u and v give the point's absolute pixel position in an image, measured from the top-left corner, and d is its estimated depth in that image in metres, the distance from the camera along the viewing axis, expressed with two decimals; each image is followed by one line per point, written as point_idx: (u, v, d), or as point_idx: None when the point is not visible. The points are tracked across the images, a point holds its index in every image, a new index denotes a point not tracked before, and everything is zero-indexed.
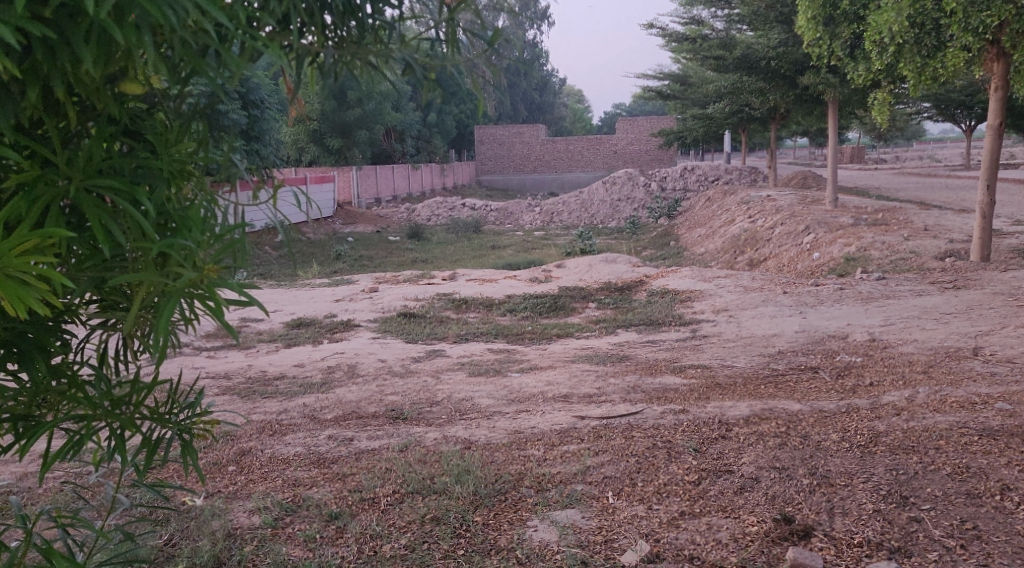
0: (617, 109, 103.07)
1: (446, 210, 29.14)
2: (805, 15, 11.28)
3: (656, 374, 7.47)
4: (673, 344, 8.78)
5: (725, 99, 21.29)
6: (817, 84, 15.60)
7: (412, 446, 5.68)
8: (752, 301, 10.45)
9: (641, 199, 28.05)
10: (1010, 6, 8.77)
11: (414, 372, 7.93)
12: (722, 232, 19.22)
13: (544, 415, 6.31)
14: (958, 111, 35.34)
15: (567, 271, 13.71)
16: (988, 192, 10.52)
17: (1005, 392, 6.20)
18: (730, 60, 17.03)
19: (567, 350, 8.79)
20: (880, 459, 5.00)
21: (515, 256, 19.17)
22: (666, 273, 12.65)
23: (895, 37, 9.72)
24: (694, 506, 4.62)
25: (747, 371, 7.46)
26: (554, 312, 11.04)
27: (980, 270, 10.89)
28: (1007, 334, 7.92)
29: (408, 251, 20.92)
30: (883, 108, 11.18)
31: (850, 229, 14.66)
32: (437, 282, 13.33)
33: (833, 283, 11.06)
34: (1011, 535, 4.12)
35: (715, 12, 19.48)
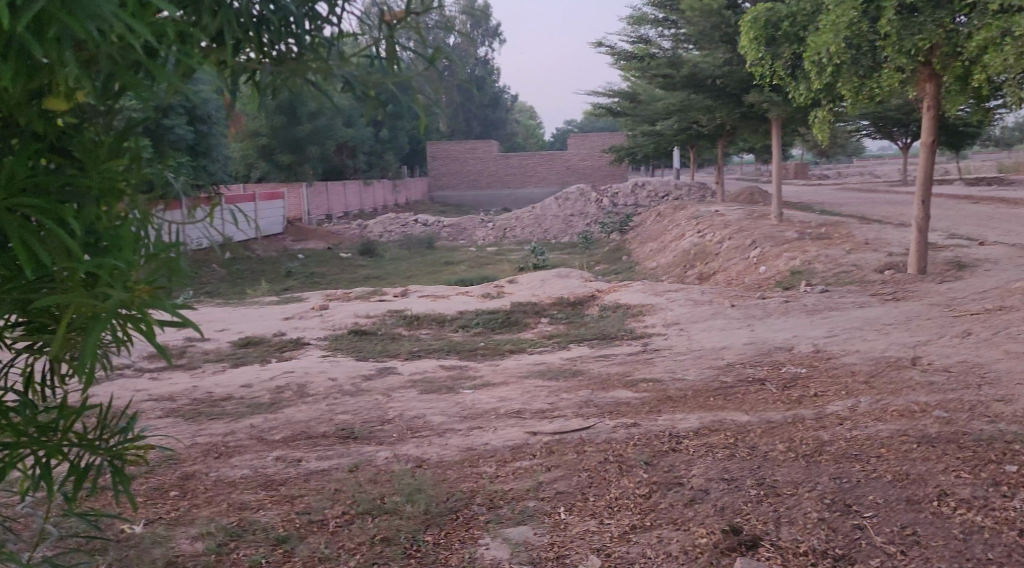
0: (569, 125, 104.21)
1: (398, 226, 28.99)
2: (748, 36, 11.82)
3: (608, 389, 7.50)
4: (625, 358, 8.82)
5: (674, 116, 21.64)
6: (761, 102, 15.94)
7: (363, 465, 5.63)
8: (702, 315, 10.57)
9: (594, 214, 28.23)
10: (942, 30, 9.05)
11: (366, 391, 7.84)
12: (673, 247, 19.44)
13: (497, 431, 6.28)
14: (896, 129, 36.31)
15: (519, 287, 13.72)
16: (924, 207, 10.78)
17: (942, 400, 6.35)
18: (678, 78, 17.32)
19: (520, 365, 8.79)
20: (825, 468, 5.08)
21: (469, 272, 19.15)
22: (618, 288, 12.73)
23: (833, 58, 9.98)
24: (645, 519, 4.65)
25: (698, 384, 7.53)
26: (507, 328, 11.04)
27: (917, 283, 11.19)
28: (944, 344, 8.13)
29: (361, 269, 20.77)
30: (824, 126, 11.42)
31: (796, 243, 14.95)
32: (389, 299, 13.23)
33: (780, 296, 11.25)
34: (948, 539, 4.23)
35: (662, 31, 19.81)
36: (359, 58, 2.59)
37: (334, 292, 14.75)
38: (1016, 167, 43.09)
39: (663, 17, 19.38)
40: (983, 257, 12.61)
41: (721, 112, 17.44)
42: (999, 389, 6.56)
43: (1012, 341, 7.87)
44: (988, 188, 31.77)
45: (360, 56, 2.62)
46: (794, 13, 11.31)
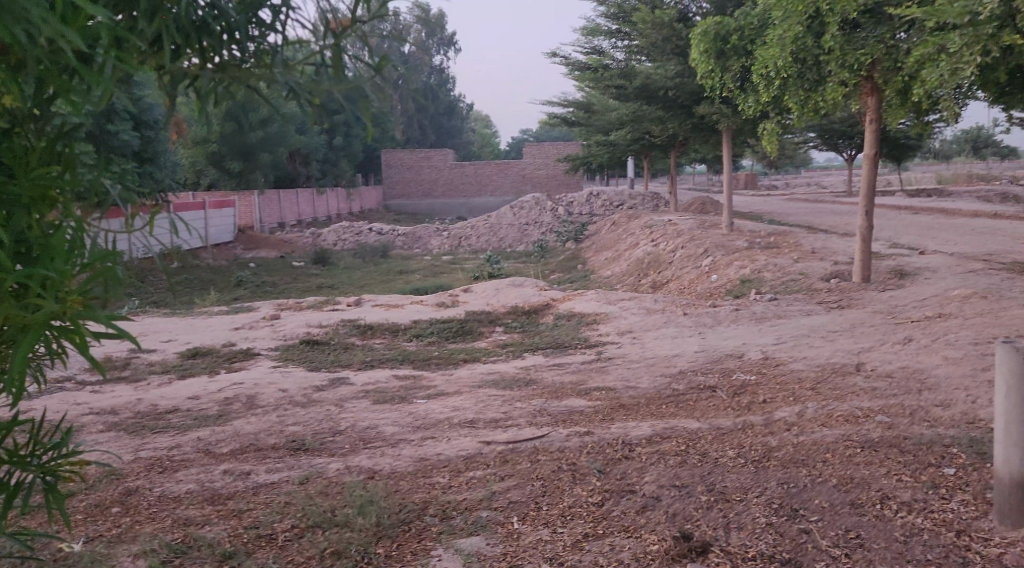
0: (525, 134, 104.64)
1: (351, 234, 28.75)
2: (698, 48, 11.91)
3: (562, 397, 7.50)
4: (579, 367, 8.82)
5: (627, 126, 21.77)
6: (711, 114, 16.15)
7: (313, 478, 5.54)
8: (655, 324, 10.63)
9: (549, 222, 28.25)
10: (882, 46, 9.28)
11: (317, 402, 7.73)
12: (626, 256, 19.57)
13: (451, 441, 6.22)
14: (841, 142, 36.96)
15: (474, 296, 13.66)
16: (868, 217, 10.99)
17: (885, 405, 6.47)
18: (631, 89, 17.46)
19: (474, 374, 8.75)
20: (773, 473, 5.14)
21: (423, 281, 19.03)
22: (572, 296, 12.76)
23: (780, 71, 10.17)
24: (597, 527, 4.64)
25: (650, 392, 7.57)
26: (461, 337, 11.00)
27: (861, 291, 11.41)
28: (886, 351, 8.30)
29: (313, 278, 20.55)
30: (772, 137, 11.60)
31: (746, 252, 15.14)
32: (342, 309, 13.09)
33: (730, 304, 11.38)
34: (890, 541, 4.32)
35: (615, 43, 19.94)
36: (305, 65, 2.62)
37: (286, 301, 14.56)
38: (957, 179, 44.19)
39: (616, 29, 19.51)
40: (924, 266, 12.92)
41: (672, 123, 17.64)
42: (938, 394, 6.70)
43: (951, 348, 8.05)
44: (930, 199, 32.54)
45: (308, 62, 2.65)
46: (743, 26, 11.53)
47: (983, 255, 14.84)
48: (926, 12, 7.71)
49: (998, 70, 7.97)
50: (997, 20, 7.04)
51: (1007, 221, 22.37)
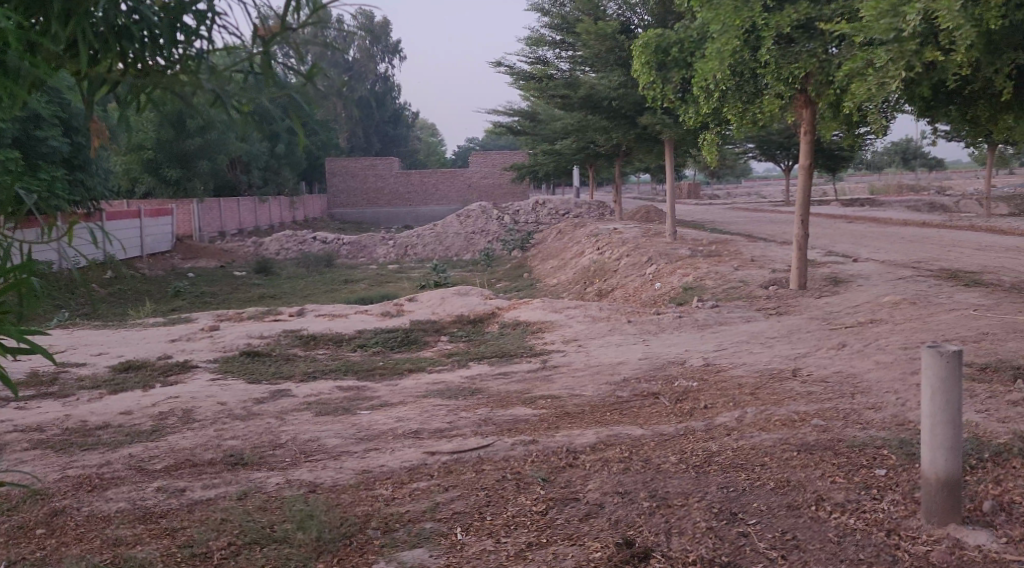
0: (470, 143, 104.83)
1: (295, 243, 28.37)
2: (639, 60, 11.95)
3: (507, 406, 7.47)
4: (524, 376, 8.81)
5: (571, 136, 21.88)
6: (654, 124, 16.36)
7: (252, 493, 5.44)
8: (599, 332, 10.69)
9: (495, 231, 28.23)
10: (815, 59, 9.53)
11: (258, 415, 7.59)
12: (572, 264, 19.68)
13: (395, 452, 6.16)
14: (779, 152, 37.73)
15: (419, 305, 13.56)
16: (803, 226, 11.22)
17: (821, 409, 6.61)
18: (576, 98, 17.59)
19: (419, 384, 8.67)
20: (714, 478, 5.20)
21: (368, 290, 18.86)
22: (517, 305, 12.76)
23: (719, 84, 10.34)
24: (541, 536, 4.64)
25: (594, 399, 7.60)
26: (406, 346, 10.92)
27: (799, 297, 11.64)
28: (822, 355, 8.48)
29: (255, 288, 20.23)
30: (712, 148, 11.77)
31: (689, 261, 15.33)
32: (284, 319, 12.89)
33: (672, 311, 11.51)
34: (825, 542, 4.41)
35: (560, 53, 20.07)
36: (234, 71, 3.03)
37: (227, 312, 14.28)
38: (889, 189, 45.44)
39: (560, 39, 19.61)
40: (858, 273, 13.24)
41: (617, 133, 17.86)
42: (871, 397, 6.85)
43: (883, 352, 8.25)
44: (866, 208, 33.40)
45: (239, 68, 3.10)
46: (683, 39, 11.70)
47: (914, 263, 15.29)
48: (854, 27, 7.95)
49: (923, 85, 8.24)
50: (921, 36, 7.30)
51: (936, 230, 23.10)
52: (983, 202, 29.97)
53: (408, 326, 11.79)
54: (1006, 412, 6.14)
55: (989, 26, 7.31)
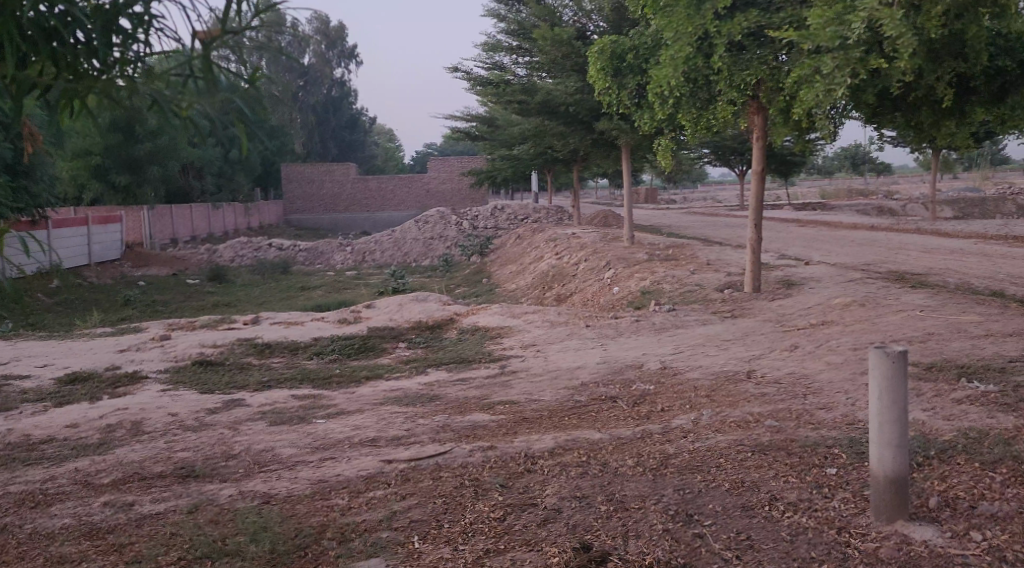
0: (429, 148, 104.75)
1: (250, 250, 28.02)
2: (595, 66, 12.03)
3: (465, 413, 7.45)
4: (482, 382, 8.78)
5: (528, 141, 21.93)
6: (610, 129, 16.48)
7: (203, 506, 5.35)
8: (557, 337, 10.71)
9: (453, 236, 28.17)
10: (765, 67, 9.73)
11: (209, 426, 7.46)
12: (531, 269, 19.73)
13: (350, 461, 6.09)
14: (733, 157, 38.24)
15: (376, 311, 13.45)
16: (756, 231, 11.36)
17: (774, 410, 6.68)
18: (533, 104, 17.66)
19: (377, 392, 8.60)
20: (670, 481, 5.25)
21: (325, 298, 18.71)
22: (476, 310, 12.74)
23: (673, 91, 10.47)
24: (499, 542, 4.63)
25: (553, 404, 7.60)
26: (363, 353, 10.84)
27: (753, 301, 11.80)
28: (777, 357, 8.59)
29: (209, 296, 19.94)
30: (667, 153, 11.88)
31: (646, 265, 15.46)
32: (238, 328, 12.71)
33: (630, 316, 11.58)
34: (779, 541, 4.48)
35: (516, 59, 20.14)
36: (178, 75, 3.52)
37: (179, 321, 14.05)
38: (838, 194, 46.32)
39: (517, 45, 19.67)
40: (810, 276, 13.46)
41: (574, 138, 17.99)
42: (822, 398, 6.96)
43: (835, 354, 8.40)
44: (818, 212, 34.06)
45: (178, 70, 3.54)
46: (638, 46, 11.85)
47: (864, 266, 15.60)
48: (802, 34, 8.00)
49: (868, 92, 8.41)
50: (865, 44, 7.44)
51: (884, 233, 23.63)
52: (929, 206, 30.72)
53: (365, 333, 11.70)
54: (951, 410, 6.26)
55: (929, 34, 7.49)
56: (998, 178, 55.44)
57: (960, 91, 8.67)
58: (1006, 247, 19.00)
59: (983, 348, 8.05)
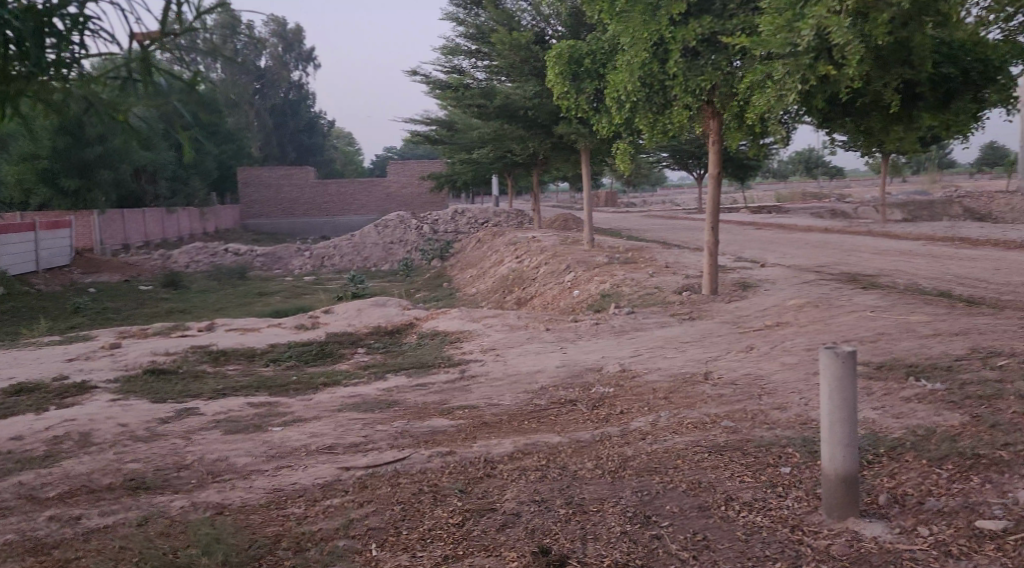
0: (388, 152, 104.32)
1: (205, 255, 27.61)
2: (553, 70, 12.08)
3: (425, 418, 7.40)
4: (442, 387, 8.73)
5: (488, 145, 21.90)
6: (569, 133, 16.55)
7: (154, 518, 5.24)
8: (517, 341, 10.70)
9: (412, 241, 28.02)
10: (719, 72, 9.79)
11: (161, 436, 7.32)
12: (492, 273, 19.71)
13: (306, 469, 6.01)
14: (691, 161, 38.63)
15: (335, 316, 13.31)
16: (713, 234, 11.43)
17: (731, 411, 6.75)
18: (492, 108, 17.68)
19: (334, 398, 8.51)
20: (628, 483, 5.27)
21: (283, 303, 18.48)
22: (435, 315, 12.69)
23: (629, 95, 10.55)
24: (457, 548, 4.61)
25: (512, 408, 7.59)
26: (321, 360, 10.74)
27: (710, 302, 11.91)
28: (733, 359, 8.67)
29: (162, 302, 19.61)
30: (625, 157, 11.91)
31: (606, 268, 15.54)
32: (192, 335, 12.51)
33: (589, 318, 11.61)
34: (734, 541, 4.53)
35: (475, 63, 20.13)
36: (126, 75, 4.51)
37: (131, 329, 13.79)
38: (793, 197, 47.03)
39: (476, 49, 19.64)
40: (766, 278, 13.64)
41: (533, 141, 18.04)
42: (777, 398, 7.04)
43: (789, 354, 8.52)
44: (774, 215, 34.59)
45: (117, 72, 4.57)
46: (596, 50, 11.91)
47: (819, 267, 15.86)
48: (754, 40, 8.10)
49: (818, 97, 8.53)
50: (815, 50, 7.53)
51: (838, 236, 24.05)
52: (879, 210, 31.37)
53: (323, 339, 11.59)
54: (899, 409, 6.37)
55: (876, 40, 7.60)
56: (947, 181, 56.74)
57: (908, 97, 8.81)
58: (955, 249, 19.39)
59: (931, 347, 8.21)
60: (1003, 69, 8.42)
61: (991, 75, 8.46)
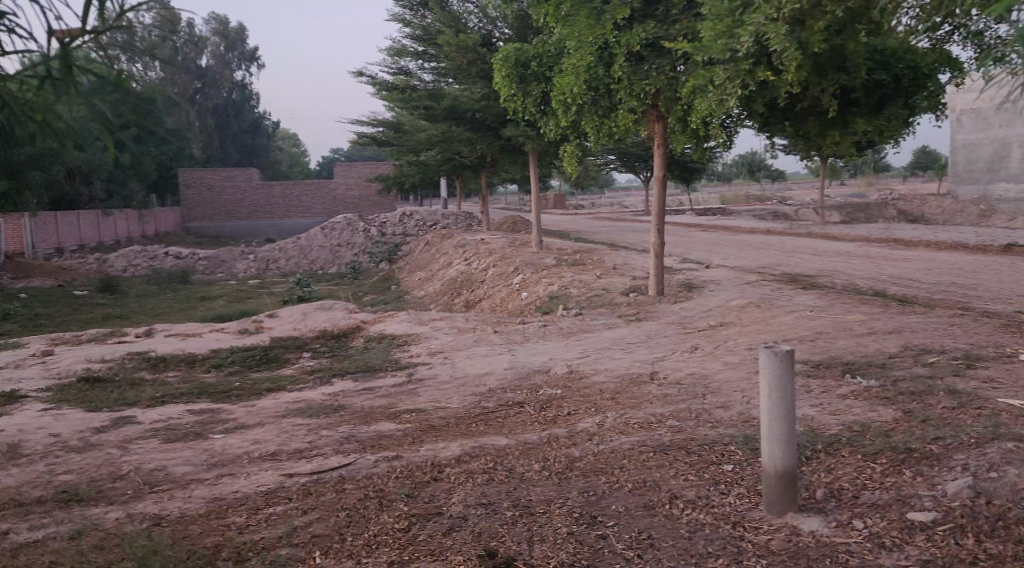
0: (335, 154, 103.27)
1: (144, 258, 26.97)
2: (499, 73, 12.04)
3: (370, 423, 7.31)
4: (388, 391, 8.64)
5: (435, 147, 21.79)
6: (518, 135, 16.58)
7: (88, 530, 5.08)
8: (464, 343, 10.65)
9: (359, 244, 27.77)
10: (663, 76, 9.89)
11: (96, 446, 7.11)
12: (440, 276, 19.62)
13: (248, 477, 5.90)
14: (638, 164, 38.97)
15: (279, 320, 13.08)
16: (659, 236, 11.53)
17: (676, 411, 6.80)
18: (440, 109, 17.67)
19: (278, 404, 8.37)
20: (575, 483, 5.28)
21: (226, 307, 18.14)
22: (382, 318, 12.57)
23: (575, 98, 10.56)
24: (402, 554, 4.57)
25: (460, 411, 7.54)
26: (265, 365, 10.55)
27: (657, 304, 12.00)
28: (678, 359, 8.74)
29: (100, 308, 19.10)
30: (573, 159, 11.93)
31: (554, 270, 15.58)
32: (130, 341, 12.19)
33: (537, 320, 11.63)
34: (678, 539, 4.56)
35: (422, 64, 20.00)
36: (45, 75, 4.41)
37: (66, 335, 13.39)
38: (738, 199, 47.78)
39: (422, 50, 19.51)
40: (711, 279, 13.82)
41: (481, 143, 18.02)
42: (720, 397, 7.11)
43: (733, 354, 8.65)
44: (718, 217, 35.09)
45: (36, 70, 4.47)
46: (542, 54, 11.94)
47: (762, 268, 16.12)
48: (694, 45, 8.19)
49: (758, 101, 8.64)
50: (754, 57, 7.63)
51: (780, 237, 24.53)
52: (819, 212, 32.07)
53: (267, 344, 11.40)
54: (837, 405, 6.50)
55: (813, 48, 7.77)
56: (883, 183, 58.21)
57: (844, 102, 9.01)
58: (890, 250, 19.89)
59: (867, 345, 8.39)
60: (933, 76, 8.70)
61: (921, 81, 8.78)
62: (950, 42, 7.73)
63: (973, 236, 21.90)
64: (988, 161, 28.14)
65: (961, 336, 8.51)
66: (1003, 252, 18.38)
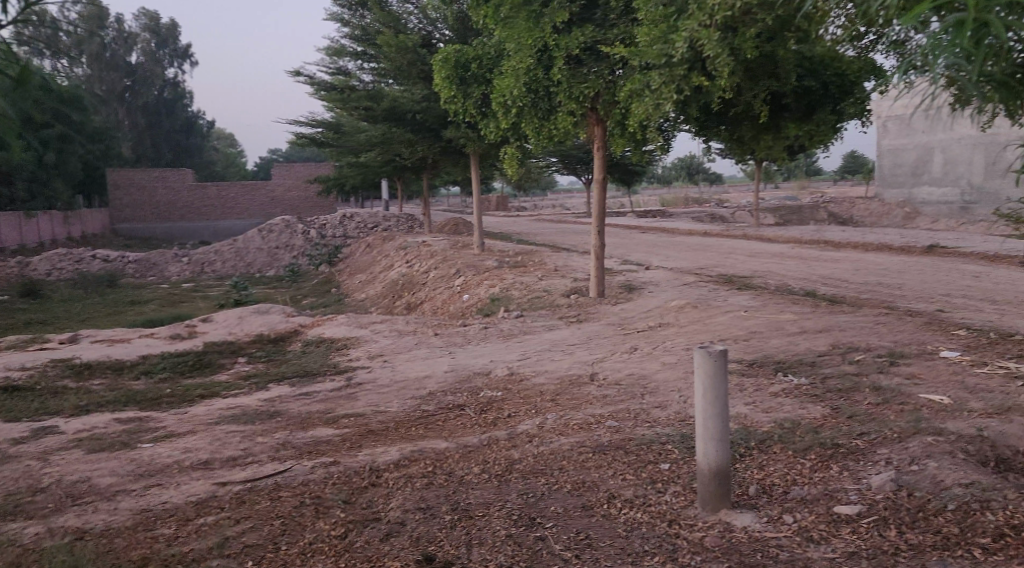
0: (272, 154, 101.74)
1: (72, 261, 26.16)
2: (439, 74, 11.98)
3: (307, 428, 7.20)
4: (326, 395, 8.54)
5: (376, 150, 21.61)
6: (459, 137, 16.59)
7: (5, 547, 4.90)
8: (404, 346, 10.58)
9: (298, 246, 27.42)
10: (601, 80, 9.97)
11: (16, 458, 6.87)
12: (381, 278, 19.48)
13: (178, 487, 5.76)
14: (579, 166, 39.20)
15: (213, 324, 12.79)
16: (599, 237, 11.61)
17: (616, 411, 6.85)
18: (380, 110, 17.58)
19: (211, 411, 8.20)
20: (514, 486, 5.28)
21: (159, 312, 17.71)
22: (320, 321, 12.41)
23: (515, 101, 10.56)
24: (338, 561, 4.52)
25: (399, 415, 7.48)
26: (198, 371, 10.33)
27: (597, 305, 12.08)
28: (617, 360, 8.82)
29: (25, 313, 18.47)
30: (514, 161, 11.92)
31: (495, 272, 15.58)
32: (55, 347, 11.80)
33: (478, 322, 11.62)
34: (615, 538, 4.60)
35: (362, 64, 19.81)
36: None
37: None
38: (676, 201, 48.41)
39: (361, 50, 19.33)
40: (650, 280, 13.98)
41: (421, 145, 17.94)
42: (658, 397, 7.19)
43: (671, 354, 8.77)
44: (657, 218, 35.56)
45: None
46: (482, 56, 11.92)
47: (700, 269, 16.39)
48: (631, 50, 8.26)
49: (693, 105, 8.74)
50: (688, 62, 7.70)
51: (717, 238, 24.99)
52: (754, 214, 32.74)
53: (200, 349, 11.15)
54: (769, 403, 6.62)
55: (745, 54, 7.91)
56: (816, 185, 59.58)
57: (775, 108, 9.21)
58: (820, 251, 20.40)
59: (798, 344, 8.58)
60: (859, 84, 8.95)
61: (847, 89, 9.02)
62: (873, 50, 7.92)
63: (902, 238, 22.56)
64: (912, 165, 28.52)
65: (887, 334, 8.75)
66: (928, 252, 19.04)
